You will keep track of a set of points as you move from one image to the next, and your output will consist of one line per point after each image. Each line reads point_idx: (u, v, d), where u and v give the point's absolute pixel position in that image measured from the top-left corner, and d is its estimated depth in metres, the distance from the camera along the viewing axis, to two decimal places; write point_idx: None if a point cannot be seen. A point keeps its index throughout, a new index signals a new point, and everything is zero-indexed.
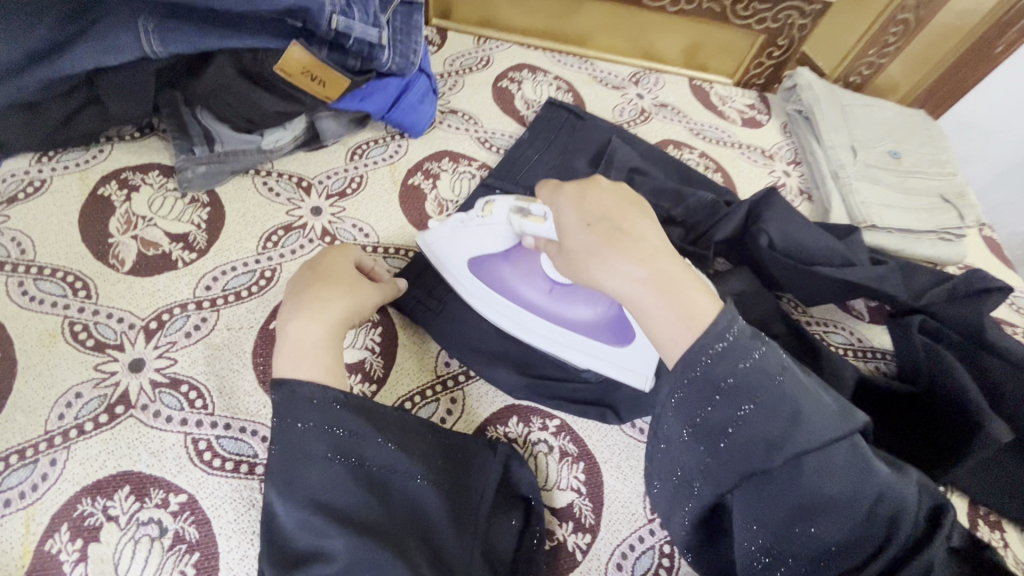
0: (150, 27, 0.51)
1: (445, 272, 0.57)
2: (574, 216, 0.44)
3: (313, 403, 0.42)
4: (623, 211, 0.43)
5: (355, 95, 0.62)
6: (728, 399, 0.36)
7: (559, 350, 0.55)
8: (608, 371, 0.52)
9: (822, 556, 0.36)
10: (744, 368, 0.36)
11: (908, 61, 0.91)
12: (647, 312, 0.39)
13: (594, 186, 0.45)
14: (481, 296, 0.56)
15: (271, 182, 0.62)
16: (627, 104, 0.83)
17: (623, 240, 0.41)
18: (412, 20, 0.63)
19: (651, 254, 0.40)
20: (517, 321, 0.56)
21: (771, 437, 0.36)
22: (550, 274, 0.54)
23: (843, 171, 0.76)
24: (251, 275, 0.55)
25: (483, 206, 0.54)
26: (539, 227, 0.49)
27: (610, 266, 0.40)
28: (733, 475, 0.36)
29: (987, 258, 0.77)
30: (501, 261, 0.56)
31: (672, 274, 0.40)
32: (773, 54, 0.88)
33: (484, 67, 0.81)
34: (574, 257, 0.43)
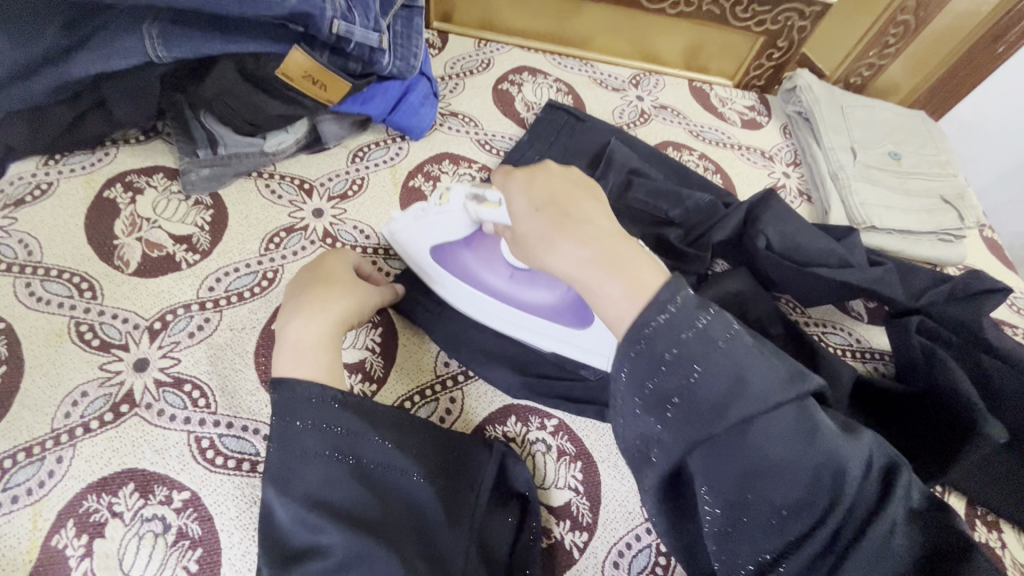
0: (154, 32, 0.52)
1: (412, 261, 0.59)
2: (523, 201, 0.45)
3: (313, 402, 0.43)
4: (571, 194, 0.44)
5: (357, 98, 0.63)
6: (673, 369, 0.36)
7: (526, 334, 0.57)
8: (570, 352, 0.55)
9: (776, 523, 0.36)
10: (688, 338, 0.36)
11: (909, 62, 0.90)
12: (595, 291, 0.40)
13: (542, 171, 0.47)
14: (448, 284, 0.58)
15: (273, 184, 0.63)
16: (627, 105, 0.83)
17: (569, 222, 0.42)
18: (412, 24, 0.64)
19: (596, 234, 0.41)
20: (484, 308, 0.57)
21: (719, 405, 0.35)
22: (510, 261, 0.54)
23: (842, 172, 0.76)
24: (254, 276, 0.56)
25: (440, 193, 0.52)
26: (494, 214, 0.49)
27: (559, 248, 0.41)
28: (683, 443, 0.36)
29: (987, 258, 0.77)
30: (462, 249, 0.56)
31: (620, 251, 0.40)
32: (773, 56, 0.88)
33: (484, 70, 0.81)
34: (525, 242, 0.45)
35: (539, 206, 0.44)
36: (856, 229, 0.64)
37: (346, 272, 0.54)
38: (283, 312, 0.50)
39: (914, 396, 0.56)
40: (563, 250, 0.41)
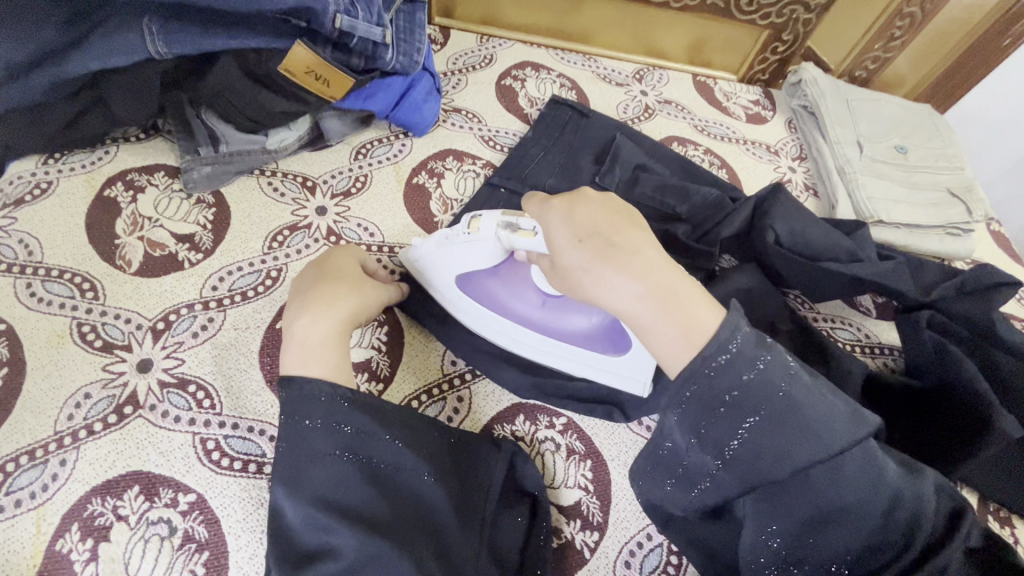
0: (155, 28, 0.51)
1: (433, 292, 0.56)
2: (565, 232, 0.43)
3: (323, 401, 0.42)
4: (615, 222, 0.42)
5: (360, 94, 0.63)
6: (732, 413, 0.36)
7: (559, 362, 0.54)
8: (606, 380, 0.53)
9: (838, 564, 0.37)
10: (748, 380, 0.36)
11: (914, 55, 0.90)
12: (649, 329, 0.38)
13: (581, 199, 0.44)
14: (474, 315, 0.55)
15: (276, 182, 0.62)
16: (631, 100, 0.82)
17: (619, 255, 0.39)
18: (415, 19, 0.63)
19: (647, 268, 0.39)
20: (514, 336, 0.55)
21: (782, 448, 0.36)
22: (540, 287, 0.53)
23: (849, 166, 0.76)
24: (258, 275, 0.56)
25: (469, 222, 0.51)
26: (529, 242, 0.47)
27: (610, 282, 0.39)
28: (743, 484, 0.38)
29: (995, 253, 0.77)
30: (488, 277, 0.54)
31: (673, 286, 0.39)
32: (777, 49, 0.88)
33: (487, 65, 0.81)
34: (569, 274, 0.42)
35: (583, 238, 0.41)
36: (864, 222, 0.64)
37: (355, 272, 0.52)
38: (290, 310, 0.49)
39: (926, 392, 0.55)
40: (614, 285, 0.39)
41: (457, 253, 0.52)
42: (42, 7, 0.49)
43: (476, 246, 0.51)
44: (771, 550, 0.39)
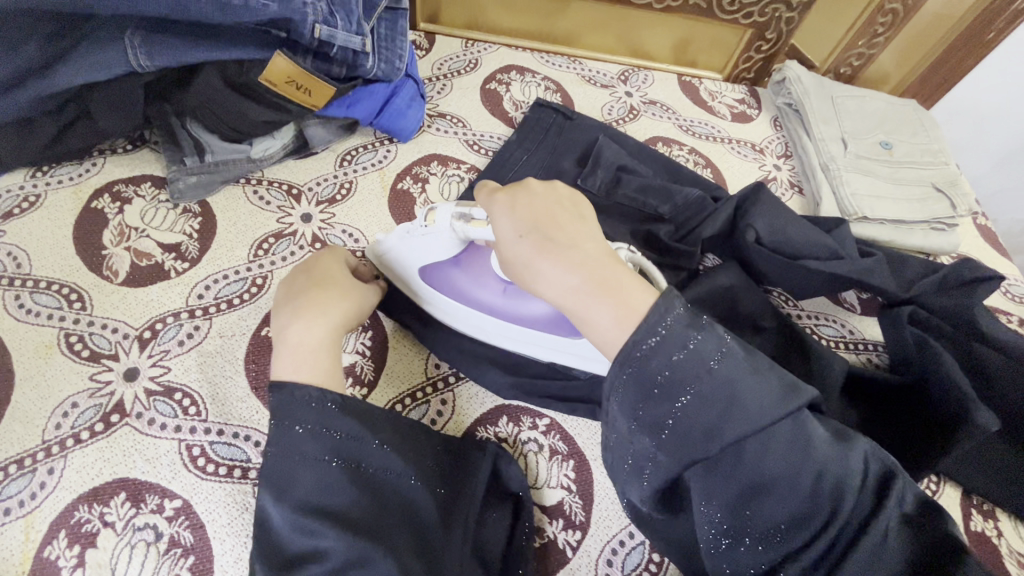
0: (137, 42, 0.52)
1: (404, 282, 0.57)
2: (506, 224, 0.43)
3: (314, 405, 0.43)
4: (556, 214, 0.43)
5: (343, 101, 0.64)
6: (665, 393, 0.36)
7: (524, 345, 0.55)
8: (570, 359, 0.53)
9: (776, 536, 0.37)
10: (678, 360, 0.36)
11: (897, 53, 0.91)
12: (584, 317, 0.39)
13: (525, 191, 0.44)
14: (442, 303, 0.56)
15: (261, 191, 0.63)
16: (616, 102, 0.83)
17: (555, 246, 0.41)
18: (398, 26, 0.64)
19: (582, 257, 0.40)
20: (481, 323, 0.55)
21: (714, 424, 0.36)
22: (500, 275, 0.51)
23: (833, 163, 0.76)
24: (243, 283, 0.56)
25: (426, 214, 0.49)
26: (483, 233, 0.47)
27: (547, 274, 0.40)
28: (678, 463, 0.37)
29: (981, 246, 0.77)
30: (451, 267, 0.53)
31: (608, 275, 0.39)
32: (762, 48, 0.88)
33: (472, 70, 0.81)
34: (512, 266, 0.44)
35: (523, 231, 0.42)
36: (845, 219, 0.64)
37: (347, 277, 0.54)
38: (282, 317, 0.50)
39: (906, 388, 0.56)
40: (550, 276, 0.40)
41: (420, 245, 0.51)
42: (26, 24, 0.50)
43: (434, 239, 0.50)
44: (721, 534, 0.38)
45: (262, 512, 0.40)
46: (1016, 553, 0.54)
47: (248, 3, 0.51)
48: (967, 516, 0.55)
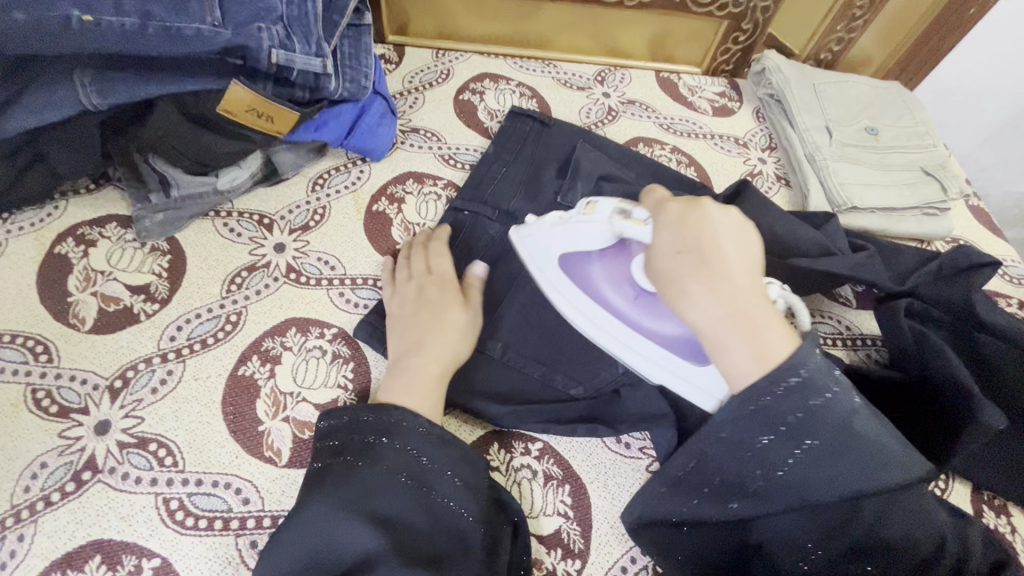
0: (87, 80, 0.50)
1: (534, 268, 0.56)
2: (669, 236, 0.43)
3: (401, 425, 0.44)
4: (723, 236, 0.41)
5: (309, 125, 0.62)
6: (792, 434, 0.38)
7: (638, 361, 0.51)
8: (680, 387, 0.49)
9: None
10: (815, 406, 0.37)
11: (878, 34, 0.88)
12: (720, 348, 0.39)
13: (696, 208, 0.43)
14: (566, 294, 0.55)
15: (231, 223, 0.61)
16: (594, 104, 0.81)
17: (713, 270, 0.40)
18: (361, 43, 0.63)
19: (736, 290, 0.39)
20: (602, 327, 0.53)
21: (835, 470, 0.38)
22: (640, 283, 0.51)
23: (818, 154, 0.74)
24: (217, 321, 0.54)
25: (585, 206, 0.52)
26: (638, 232, 0.47)
27: (695, 296, 0.40)
28: (789, 500, 0.40)
29: (976, 229, 0.75)
30: (593, 261, 0.54)
31: (757, 314, 0.39)
32: (739, 39, 0.86)
33: (444, 81, 0.79)
34: (658, 278, 0.43)
35: (682, 247, 0.42)
36: (835, 213, 0.63)
37: (478, 306, 0.55)
38: (393, 335, 0.53)
39: (908, 384, 0.54)
40: (698, 299, 0.40)
41: (569, 234, 0.53)
42: None
43: (588, 229, 0.52)
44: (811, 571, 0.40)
45: (318, 519, 0.40)
46: None
47: (201, 33, 0.50)
48: (978, 513, 0.54)
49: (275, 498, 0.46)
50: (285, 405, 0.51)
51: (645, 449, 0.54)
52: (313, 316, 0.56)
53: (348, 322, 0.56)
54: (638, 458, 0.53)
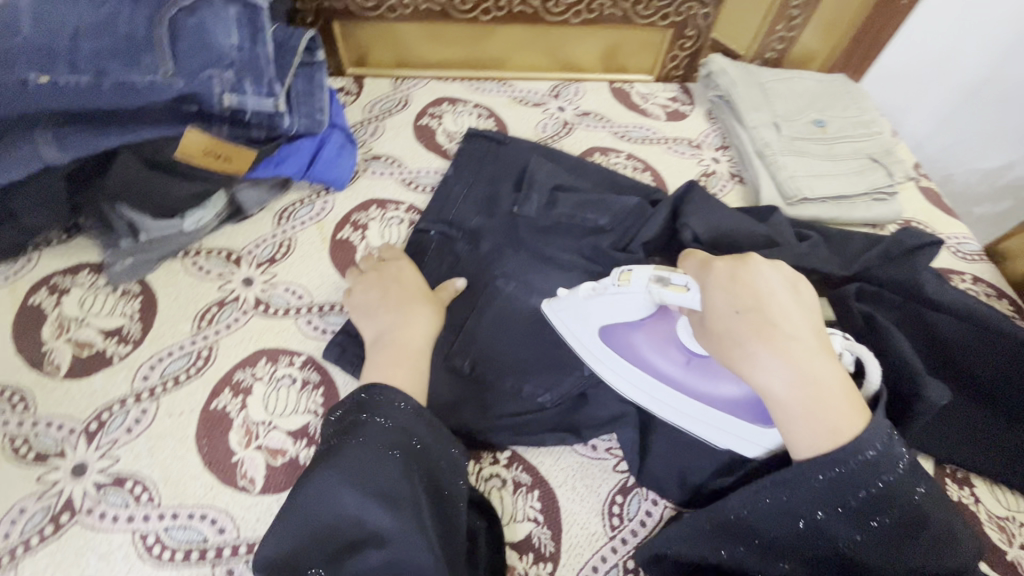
0: (47, 136, 0.52)
1: (570, 337, 0.56)
2: (726, 297, 0.44)
3: (386, 402, 0.46)
4: (781, 299, 0.44)
5: (270, 161, 0.65)
6: (864, 507, 0.40)
7: (697, 426, 0.50)
8: (752, 450, 0.48)
9: None
10: (887, 480, 0.40)
11: (819, 29, 0.90)
12: (791, 417, 0.41)
13: (745, 268, 0.45)
14: (611, 364, 0.53)
15: (200, 261, 0.63)
16: (549, 118, 0.84)
17: (780, 337, 0.41)
18: (314, 80, 0.66)
19: (802, 355, 0.41)
20: (656, 396, 0.51)
21: (899, 551, 0.40)
22: (689, 346, 0.51)
23: (767, 149, 0.77)
24: (188, 357, 0.56)
25: (619, 274, 0.52)
26: (682, 298, 0.48)
27: (765, 363, 0.41)
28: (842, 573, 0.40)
29: (927, 209, 0.77)
30: (632, 330, 0.53)
31: (824, 382, 0.41)
32: (685, 45, 0.89)
33: (403, 108, 0.82)
34: (720, 340, 0.44)
35: (745, 310, 0.43)
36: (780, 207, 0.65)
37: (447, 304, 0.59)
38: (369, 322, 0.55)
39: None
40: (768, 367, 0.41)
41: (607, 303, 0.53)
42: None
43: (626, 298, 0.51)
44: None
45: (319, 497, 0.41)
46: (995, 518, 0.54)
47: (154, 84, 0.55)
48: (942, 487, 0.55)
49: (250, 526, 0.48)
50: (257, 433, 0.52)
51: (611, 449, 0.55)
52: (282, 345, 0.58)
53: (316, 349, 0.58)
54: (606, 458, 0.54)
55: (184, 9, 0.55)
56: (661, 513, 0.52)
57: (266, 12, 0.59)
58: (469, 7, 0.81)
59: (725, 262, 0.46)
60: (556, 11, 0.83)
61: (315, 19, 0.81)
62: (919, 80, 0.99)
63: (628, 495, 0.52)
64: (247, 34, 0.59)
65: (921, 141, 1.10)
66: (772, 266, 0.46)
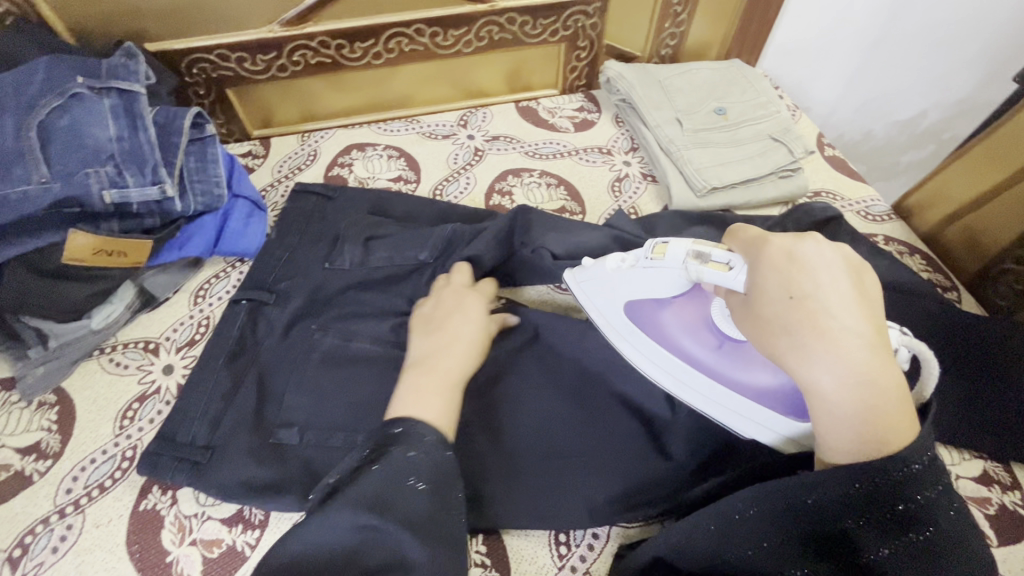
0: None
1: (596, 313, 0.58)
2: (777, 280, 0.41)
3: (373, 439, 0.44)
4: (845, 287, 0.39)
5: (173, 245, 0.64)
6: (897, 518, 0.36)
7: (710, 407, 0.52)
8: (764, 438, 0.49)
9: None
10: (929, 497, 0.36)
11: (707, 21, 0.92)
12: (838, 418, 0.37)
13: (807, 250, 0.41)
14: (638, 342, 0.56)
15: (117, 357, 0.62)
16: (459, 148, 0.84)
17: (840, 332, 0.37)
18: (207, 155, 0.65)
19: (862, 352, 0.37)
20: (677, 375, 0.54)
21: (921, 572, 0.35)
22: (721, 330, 0.53)
23: (671, 145, 0.78)
24: (112, 461, 0.55)
25: (654, 248, 0.52)
26: (721, 276, 0.46)
27: (818, 357, 0.37)
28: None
29: (834, 178, 0.80)
30: (661, 310, 0.56)
31: (882, 385, 0.37)
32: (581, 56, 0.91)
33: (312, 162, 0.82)
34: (768, 328, 0.41)
35: (800, 298, 0.39)
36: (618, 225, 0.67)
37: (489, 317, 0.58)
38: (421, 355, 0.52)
39: None
40: (821, 364, 0.37)
41: (641, 281, 0.54)
42: None
43: (660, 273, 0.52)
44: None
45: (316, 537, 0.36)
46: None
47: (28, 194, 0.53)
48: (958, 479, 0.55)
49: None
50: (190, 528, 0.51)
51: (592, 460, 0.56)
52: None
53: None
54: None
55: (55, 110, 0.55)
56: (606, 533, 0.52)
57: (143, 96, 0.60)
58: (359, 54, 0.80)
59: (781, 240, 0.42)
60: (447, 45, 0.83)
61: (206, 90, 0.79)
62: (818, 50, 1.00)
63: None
64: (125, 123, 0.59)
65: (833, 104, 1.12)
66: (833, 246, 0.41)
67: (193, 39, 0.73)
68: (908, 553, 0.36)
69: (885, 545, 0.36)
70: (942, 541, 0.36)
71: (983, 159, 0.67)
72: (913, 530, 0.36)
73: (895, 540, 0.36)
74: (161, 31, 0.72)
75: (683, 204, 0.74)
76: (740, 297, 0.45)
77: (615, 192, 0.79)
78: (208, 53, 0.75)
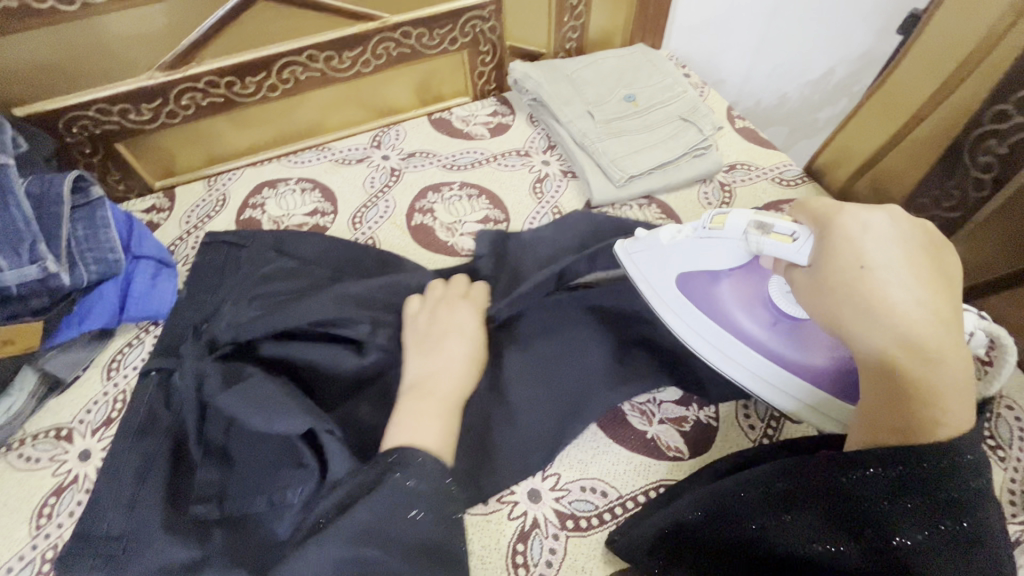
0: None
1: (652, 291, 0.59)
2: (849, 250, 0.42)
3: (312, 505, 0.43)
4: (916, 264, 0.40)
5: (72, 319, 0.60)
6: (933, 503, 0.35)
7: (755, 382, 0.56)
8: (800, 409, 0.55)
9: None
10: (974, 486, 0.35)
11: (605, 11, 0.93)
12: (895, 392, 0.38)
13: (879, 227, 0.42)
14: (691, 315, 0.58)
15: (26, 451, 0.57)
16: (375, 171, 0.82)
17: (907, 302, 0.39)
18: (95, 220, 0.61)
19: (933, 331, 0.38)
20: (727, 348, 0.57)
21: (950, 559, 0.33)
22: (780, 307, 0.56)
23: (588, 139, 0.78)
24: (32, 565, 0.51)
25: (714, 218, 0.54)
26: (784, 248, 0.48)
27: (883, 327, 0.39)
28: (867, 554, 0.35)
29: (745, 150, 0.83)
30: (716, 284, 0.58)
31: (947, 365, 0.38)
32: (486, 61, 0.90)
33: (222, 208, 0.78)
34: (833, 294, 0.42)
35: (870, 268, 0.41)
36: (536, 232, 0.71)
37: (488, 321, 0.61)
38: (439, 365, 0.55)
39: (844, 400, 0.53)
40: (881, 331, 0.39)
41: (701, 253, 0.56)
42: None
43: (722, 244, 0.54)
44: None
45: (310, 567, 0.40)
46: None
47: None
48: None
49: None
50: None
51: (547, 472, 0.55)
52: None
53: None
54: (546, 489, 0.54)
55: None
56: (563, 547, 0.51)
57: (14, 169, 0.55)
58: (252, 89, 0.77)
59: (855, 214, 0.44)
60: (345, 67, 0.80)
61: (92, 148, 0.74)
62: (718, 25, 1.00)
63: (528, 540, 0.51)
64: None
65: (744, 76, 1.14)
66: (906, 225, 0.42)
67: (66, 97, 0.68)
68: (942, 542, 0.34)
69: (917, 533, 0.34)
70: (977, 535, 0.34)
71: (877, 114, 0.69)
72: (949, 519, 0.34)
73: (930, 529, 0.34)
74: (28, 93, 0.66)
75: (604, 196, 0.74)
76: (802, 269, 0.47)
77: (536, 194, 0.79)
78: (87, 109, 0.70)
